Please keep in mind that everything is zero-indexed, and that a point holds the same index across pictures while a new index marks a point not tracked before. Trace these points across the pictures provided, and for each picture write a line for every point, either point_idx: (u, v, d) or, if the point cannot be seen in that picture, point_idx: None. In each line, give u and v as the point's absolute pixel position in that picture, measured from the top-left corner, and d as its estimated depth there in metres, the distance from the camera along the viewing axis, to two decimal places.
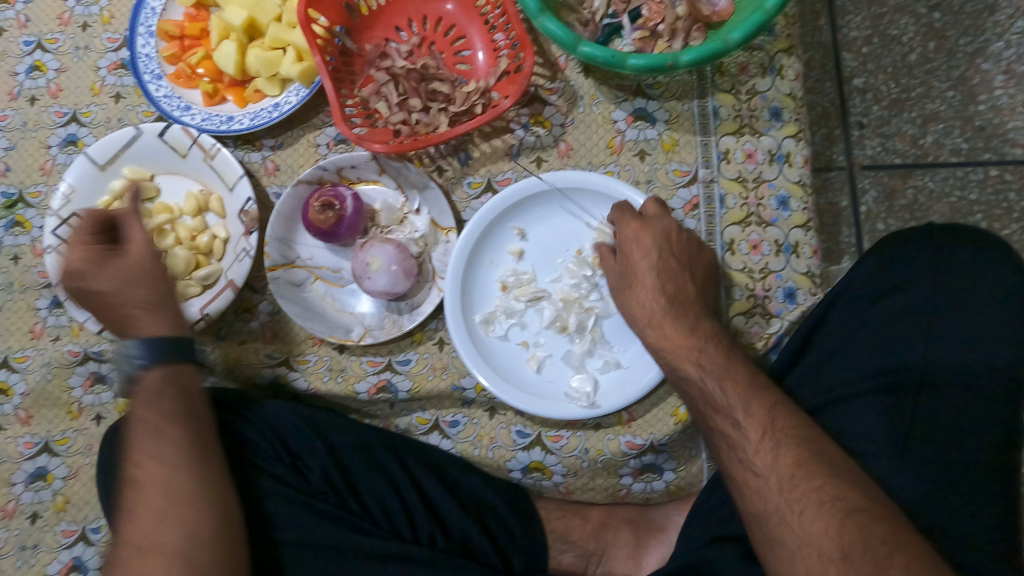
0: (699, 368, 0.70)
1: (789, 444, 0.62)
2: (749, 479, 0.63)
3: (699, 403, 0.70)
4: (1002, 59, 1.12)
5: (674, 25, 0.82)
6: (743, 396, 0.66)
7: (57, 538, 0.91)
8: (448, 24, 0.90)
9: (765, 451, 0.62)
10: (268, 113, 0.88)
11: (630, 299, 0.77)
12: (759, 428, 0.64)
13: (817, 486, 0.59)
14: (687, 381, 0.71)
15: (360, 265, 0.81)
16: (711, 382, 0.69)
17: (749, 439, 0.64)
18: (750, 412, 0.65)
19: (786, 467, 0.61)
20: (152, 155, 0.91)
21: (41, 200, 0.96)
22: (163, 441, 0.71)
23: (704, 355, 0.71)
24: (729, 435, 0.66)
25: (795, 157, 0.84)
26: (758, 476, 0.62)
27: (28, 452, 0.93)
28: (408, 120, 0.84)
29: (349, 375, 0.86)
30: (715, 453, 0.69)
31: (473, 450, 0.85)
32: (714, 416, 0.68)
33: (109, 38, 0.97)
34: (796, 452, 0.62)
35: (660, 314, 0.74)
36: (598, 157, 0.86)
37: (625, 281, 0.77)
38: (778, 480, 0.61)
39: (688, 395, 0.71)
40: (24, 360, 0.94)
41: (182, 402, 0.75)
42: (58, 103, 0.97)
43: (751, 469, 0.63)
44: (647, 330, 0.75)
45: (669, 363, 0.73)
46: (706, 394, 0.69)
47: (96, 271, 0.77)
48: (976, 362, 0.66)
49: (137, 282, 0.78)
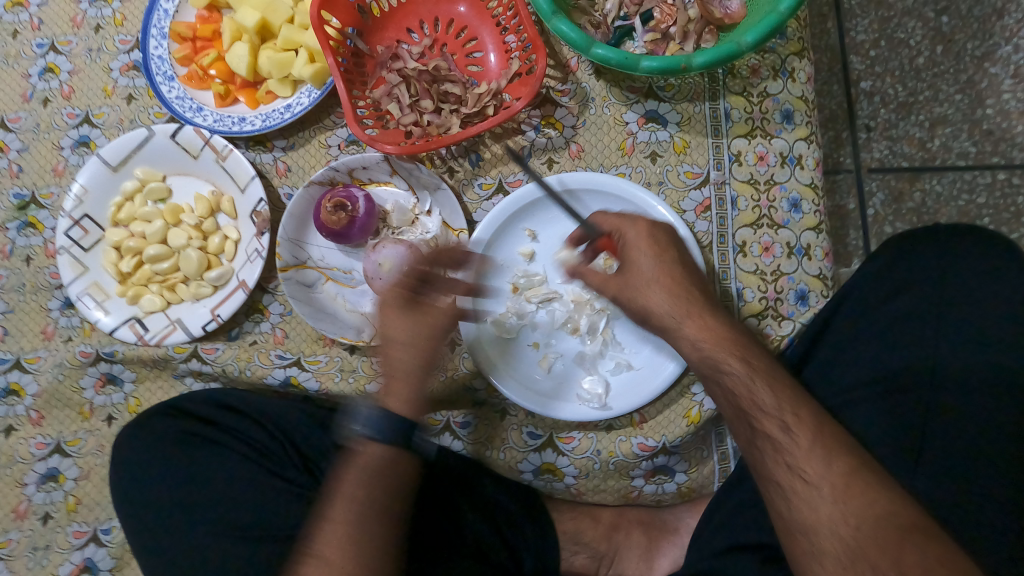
0: (745, 364, 0.63)
1: (841, 453, 0.58)
2: (796, 487, 0.58)
3: (739, 403, 0.63)
4: (1011, 62, 1.11)
5: (686, 27, 0.82)
6: (791, 399, 0.61)
7: (69, 539, 0.92)
8: (460, 26, 0.90)
9: (818, 458, 0.57)
10: (280, 114, 0.88)
11: (658, 292, 0.68)
12: (809, 434, 0.59)
13: (873, 500, 0.55)
14: (730, 377, 0.64)
15: (370, 266, 0.82)
16: (758, 380, 0.62)
17: (799, 445, 0.58)
18: (800, 416, 0.60)
19: (840, 477, 0.56)
20: (164, 156, 0.91)
21: (54, 201, 0.97)
22: (356, 535, 0.65)
23: (748, 352, 0.65)
24: (774, 439, 0.60)
25: (807, 160, 0.84)
26: (810, 485, 0.57)
27: (40, 452, 0.93)
28: (420, 122, 0.84)
29: (360, 376, 0.87)
30: (749, 456, 0.62)
31: (484, 451, 0.84)
32: (756, 417, 0.61)
33: (121, 39, 0.97)
34: (848, 460, 0.57)
35: (689, 308, 0.67)
36: (610, 158, 0.86)
37: (653, 273, 0.69)
38: (833, 491, 0.56)
39: (728, 392, 0.64)
40: (36, 361, 0.94)
41: (399, 488, 0.69)
42: (70, 104, 0.97)
43: (802, 477, 0.57)
44: (680, 324, 0.67)
45: (710, 355, 0.65)
46: (752, 392, 0.62)
47: (394, 318, 0.70)
48: (987, 365, 0.66)
49: (402, 340, 0.70)
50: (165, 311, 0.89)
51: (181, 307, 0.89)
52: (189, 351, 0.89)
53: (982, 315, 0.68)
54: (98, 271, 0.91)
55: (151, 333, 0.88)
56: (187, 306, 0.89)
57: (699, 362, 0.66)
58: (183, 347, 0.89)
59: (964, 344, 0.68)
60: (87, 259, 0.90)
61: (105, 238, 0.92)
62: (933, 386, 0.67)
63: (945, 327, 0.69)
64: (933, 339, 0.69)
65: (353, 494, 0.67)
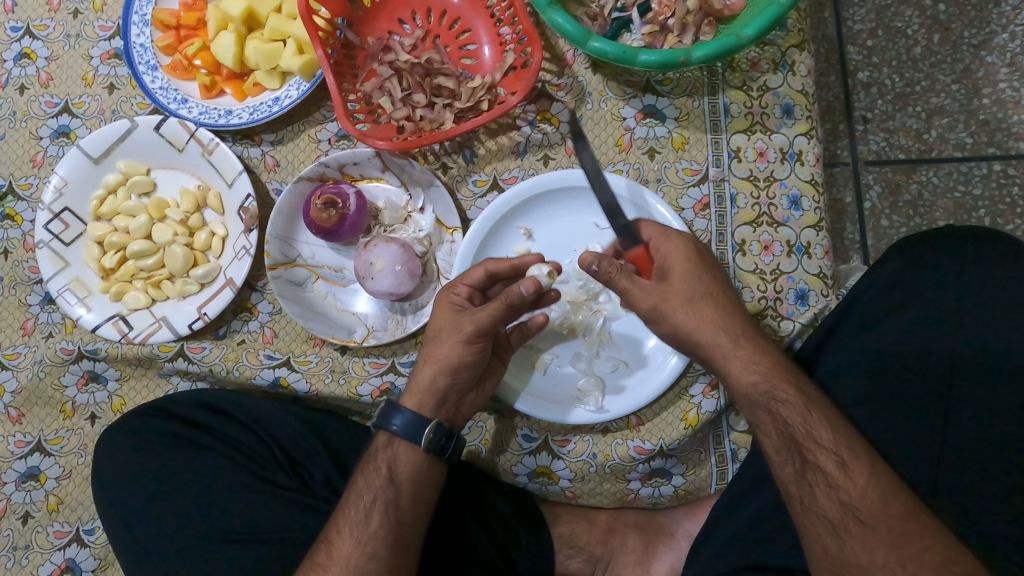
0: (798, 394, 0.62)
1: (895, 493, 0.57)
2: (849, 525, 0.57)
3: (793, 436, 0.61)
4: (1007, 50, 1.10)
5: (685, 19, 0.79)
6: (844, 434, 0.60)
7: (50, 538, 0.90)
8: (453, 17, 0.87)
9: (872, 498, 0.57)
10: (268, 107, 0.85)
11: (707, 309, 0.65)
12: (864, 472, 0.58)
13: (929, 545, 0.53)
14: (785, 408, 0.62)
15: (363, 265, 0.79)
16: (814, 413, 0.61)
17: (854, 482, 0.58)
18: (855, 452, 0.59)
19: (896, 520, 0.55)
20: (147, 148, 0.89)
21: (32, 193, 0.94)
22: (364, 531, 0.68)
23: (800, 383, 0.64)
24: (828, 473, 0.59)
25: (807, 156, 0.83)
26: (865, 525, 0.56)
27: (20, 450, 0.91)
28: (412, 116, 0.82)
29: (351, 377, 0.84)
30: (792, 487, 0.61)
31: (479, 453, 0.84)
32: (811, 449, 0.60)
33: (101, 25, 0.94)
34: (902, 500, 0.57)
35: (742, 330, 0.65)
36: (607, 154, 0.85)
37: (697, 290, 0.65)
38: (889, 533, 0.55)
39: (781, 423, 0.61)
40: (16, 357, 0.91)
41: (404, 485, 0.70)
42: (48, 92, 0.94)
43: (856, 515, 0.57)
44: (734, 345, 0.64)
45: (765, 383, 0.63)
46: (809, 425, 0.60)
47: (437, 316, 0.72)
48: (981, 366, 0.66)
49: (434, 340, 0.71)
50: (151, 309, 0.87)
51: (167, 304, 0.87)
52: (175, 350, 0.87)
53: (983, 315, 0.67)
54: (80, 266, 0.88)
55: (135, 331, 0.86)
56: (173, 303, 0.87)
57: (751, 389, 0.63)
58: (169, 346, 0.87)
59: (964, 345, 0.67)
60: (68, 253, 0.88)
61: (86, 232, 0.89)
62: (927, 386, 0.68)
63: (945, 328, 0.68)
64: (932, 340, 0.68)
65: (359, 491, 0.70)
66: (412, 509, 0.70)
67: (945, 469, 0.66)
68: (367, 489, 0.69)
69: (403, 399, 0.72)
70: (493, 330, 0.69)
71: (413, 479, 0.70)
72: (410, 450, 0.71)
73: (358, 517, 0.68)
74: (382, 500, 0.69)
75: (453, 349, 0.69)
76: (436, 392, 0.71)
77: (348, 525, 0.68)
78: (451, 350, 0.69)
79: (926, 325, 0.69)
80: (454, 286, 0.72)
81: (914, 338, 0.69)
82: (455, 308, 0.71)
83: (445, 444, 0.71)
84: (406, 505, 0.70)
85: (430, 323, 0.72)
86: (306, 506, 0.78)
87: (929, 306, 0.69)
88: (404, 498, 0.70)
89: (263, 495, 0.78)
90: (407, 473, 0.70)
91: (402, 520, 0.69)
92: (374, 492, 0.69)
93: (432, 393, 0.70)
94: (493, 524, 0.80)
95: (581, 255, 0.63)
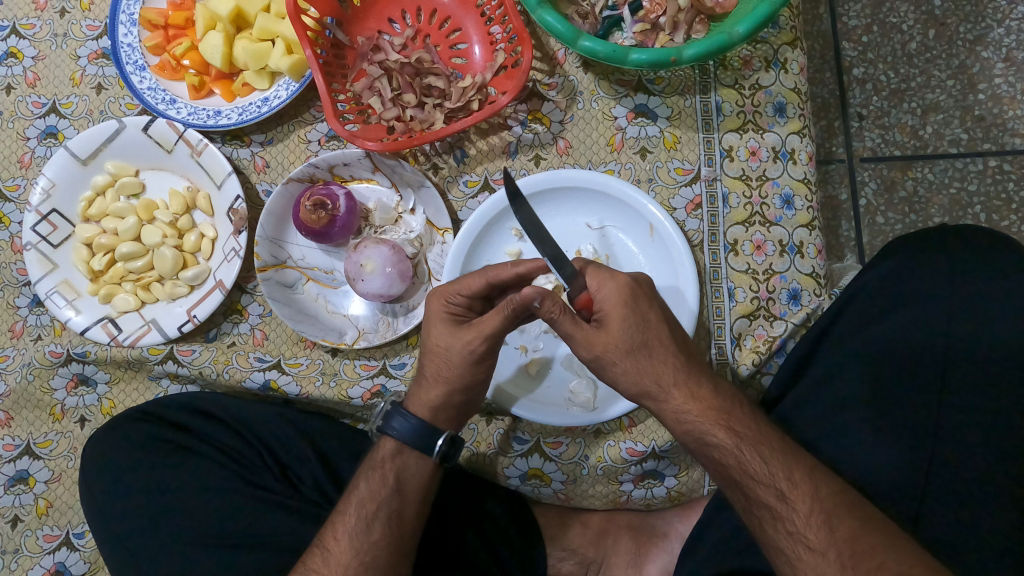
0: (730, 434, 0.60)
1: (842, 514, 0.56)
2: (801, 554, 0.56)
3: (730, 474, 0.60)
4: (1002, 46, 1.10)
5: (676, 17, 0.79)
6: (783, 463, 0.59)
7: (39, 542, 0.89)
8: (443, 16, 0.87)
9: (818, 524, 0.56)
10: (257, 108, 0.85)
11: (642, 359, 0.61)
12: (807, 498, 0.57)
13: (880, 563, 0.52)
14: (717, 449, 0.60)
15: (353, 267, 0.78)
16: (747, 449, 0.60)
17: (797, 511, 0.57)
18: (794, 481, 0.58)
19: (844, 542, 0.54)
20: (135, 149, 0.88)
21: (19, 194, 0.93)
22: (364, 540, 0.67)
23: (734, 418, 0.61)
24: (772, 508, 0.58)
25: (800, 154, 0.83)
26: (816, 552, 0.55)
27: (9, 454, 0.90)
28: (403, 117, 0.82)
29: (342, 379, 0.83)
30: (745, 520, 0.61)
31: (470, 455, 0.83)
32: (750, 485, 0.59)
33: (89, 25, 0.93)
34: (850, 522, 0.55)
35: (675, 376, 0.61)
36: (599, 154, 0.84)
37: (636, 340, 0.60)
38: (840, 557, 0.54)
39: (717, 464, 0.61)
40: (4, 360, 0.90)
41: (409, 497, 0.70)
42: (35, 92, 0.93)
43: (805, 544, 0.56)
44: (664, 396, 0.61)
45: (696, 428, 0.61)
46: (742, 463, 0.59)
47: (436, 331, 0.69)
48: (976, 367, 0.66)
49: (434, 356, 0.69)
50: (140, 311, 0.86)
51: (156, 307, 0.87)
52: (164, 353, 0.86)
53: (975, 316, 0.67)
54: (68, 268, 0.87)
55: (125, 333, 0.85)
56: (163, 306, 0.87)
57: (685, 436, 0.62)
58: (158, 348, 0.86)
59: (957, 345, 0.67)
60: (57, 255, 0.87)
61: (75, 234, 0.88)
62: (920, 387, 0.67)
63: (935, 329, 0.68)
64: (922, 340, 0.68)
65: (362, 498, 0.69)
66: (413, 521, 0.71)
67: (939, 470, 0.65)
68: (372, 496, 0.68)
69: (409, 396, 0.72)
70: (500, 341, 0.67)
71: (419, 491, 0.71)
72: (419, 461, 0.71)
73: (358, 525, 0.68)
74: (385, 510, 0.68)
75: (464, 370, 0.68)
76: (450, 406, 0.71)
77: (346, 532, 0.67)
78: (463, 370, 0.68)
79: (917, 325, 0.69)
80: (448, 293, 0.69)
81: (905, 338, 0.69)
82: (451, 320, 0.69)
83: (448, 452, 0.71)
84: (409, 517, 0.70)
85: (428, 335, 0.69)
86: (296, 510, 0.77)
87: (922, 306, 0.69)
88: (408, 509, 0.70)
89: (251, 500, 0.77)
90: (412, 489, 0.71)
91: (404, 531, 0.69)
92: (379, 501, 0.69)
93: (448, 408, 0.70)
94: (488, 531, 0.80)
95: (523, 290, 0.59)
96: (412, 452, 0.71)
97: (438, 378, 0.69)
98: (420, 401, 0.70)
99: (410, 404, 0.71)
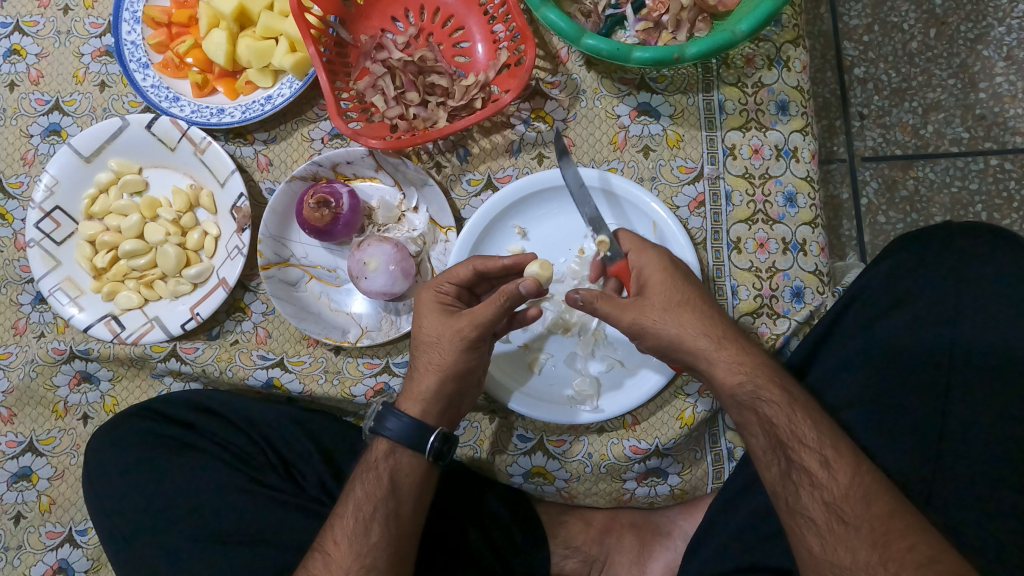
0: (783, 393, 0.62)
1: (879, 493, 0.57)
2: (833, 525, 0.56)
3: (777, 435, 0.60)
4: (1003, 45, 1.10)
5: (679, 16, 0.78)
6: (831, 433, 0.60)
7: (42, 539, 0.89)
8: (446, 15, 0.87)
9: (855, 497, 0.56)
10: (260, 106, 0.85)
11: (686, 314, 0.64)
12: (848, 471, 0.58)
13: (912, 544, 0.53)
14: (769, 407, 0.61)
15: (356, 265, 0.79)
16: (798, 411, 0.61)
17: (838, 481, 0.57)
18: (839, 451, 0.59)
19: (879, 519, 0.55)
20: (139, 147, 0.88)
21: (23, 191, 0.93)
22: (363, 544, 0.67)
23: (784, 381, 0.63)
24: (812, 474, 0.58)
25: (803, 152, 0.82)
26: (848, 526, 0.56)
27: (12, 451, 0.90)
28: (406, 115, 0.82)
29: (345, 377, 0.84)
30: (776, 487, 0.61)
31: (474, 454, 0.84)
32: (795, 449, 0.59)
33: (92, 22, 0.93)
34: (887, 500, 0.56)
35: (723, 331, 0.64)
36: (602, 153, 0.84)
37: (676, 296, 0.65)
38: (872, 533, 0.54)
39: (767, 423, 0.61)
40: (7, 357, 0.90)
41: (405, 495, 0.70)
42: (38, 89, 0.93)
43: (839, 516, 0.56)
44: (717, 347, 0.63)
45: (750, 382, 0.62)
46: (793, 424, 0.60)
47: (427, 319, 0.70)
48: (978, 364, 0.66)
49: (426, 345, 0.70)
50: (143, 309, 0.86)
51: (159, 305, 0.87)
52: (167, 350, 0.86)
53: (977, 315, 0.67)
54: (72, 265, 0.87)
55: (128, 331, 0.85)
56: (165, 304, 0.87)
57: (737, 389, 0.62)
58: (162, 346, 0.86)
59: (961, 345, 0.67)
60: (60, 253, 0.87)
61: (78, 231, 0.88)
62: (922, 385, 0.67)
63: (938, 327, 0.68)
64: (924, 338, 0.68)
65: (359, 501, 0.69)
66: (412, 518, 0.71)
67: (942, 465, 0.66)
68: (369, 499, 0.68)
69: (402, 396, 0.72)
70: (490, 328, 0.68)
71: (415, 490, 0.71)
72: (413, 458, 0.71)
73: (356, 528, 0.68)
74: (382, 511, 0.68)
75: (456, 355, 0.69)
76: (442, 399, 0.71)
77: (345, 537, 0.67)
78: (456, 357, 0.69)
79: (918, 323, 0.69)
80: (438, 281, 0.72)
81: (907, 336, 0.69)
82: (441, 309, 0.71)
83: (442, 449, 0.71)
84: (406, 515, 0.70)
85: (419, 326, 0.71)
86: (299, 506, 0.78)
87: (925, 303, 0.69)
88: (405, 508, 0.70)
89: (254, 497, 0.77)
90: (408, 490, 0.70)
91: (403, 530, 0.69)
92: (375, 503, 0.68)
93: (439, 400, 0.71)
94: (492, 531, 0.80)
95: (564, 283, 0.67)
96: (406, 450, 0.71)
97: (433, 366, 0.69)
98: (416, 394, 0.71)
99: (403, 399, 0.72)
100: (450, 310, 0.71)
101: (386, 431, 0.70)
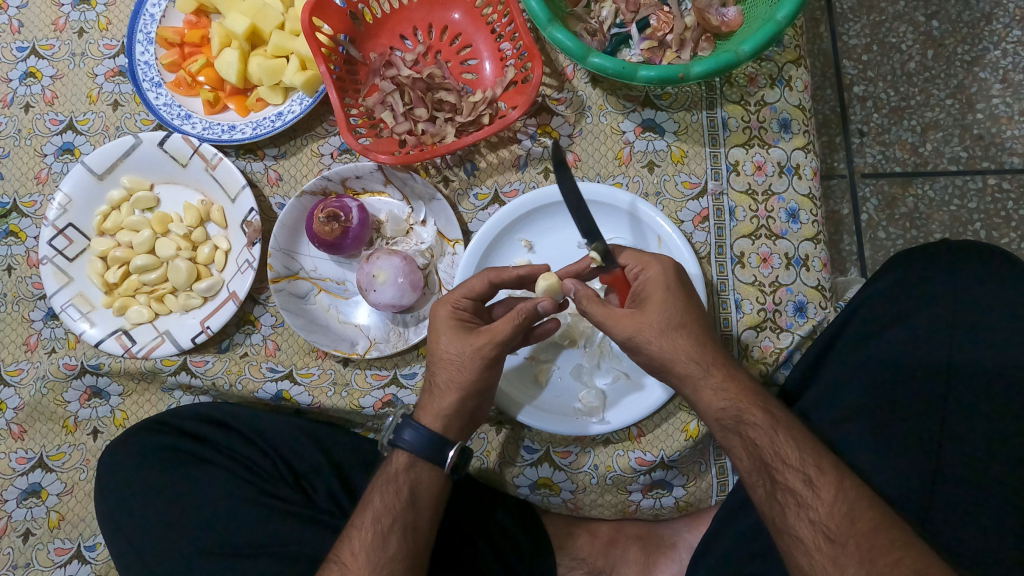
0: (767, 416, 0.63)
1: (863, 509, 0.58)
2: (821, 544, 0.57)
3: (761, 458, 0.62)
4: (999, 67, 1.12)
5: (683, 35, 0.81)
6: (813, 452, 0.62)
7: (51, 556, 0.89)
8: (453, 33, 0.89)
9: (840, 514, 0.57)
10: (271, 122, 0.86)
11: (679, 339, 0.64)
12: (833, 488, 0.59)
13: (898, 559, 0.54)
14: (753, 429, 0.63)
15: (365, 278, 0.80)
16: (781, 432, 0.62)
17: (822, 500, 0.59)
18: (823, 469, 0.60)
19: (865, 535, 0.56)
20: (151, 165, 0.89)
21: (36, 210, 0.95)
22: (381, 556, 0.67)
23: (768, 404, 0.64)
24: (798, 493, 0.59)
25: (805, 169, 0.84)
26: (835, 543, 0.57)
27: (22, 467, 0.91)
28: (414, 130, 0.83)
29: (353, 389, 0.84)
30: (761, 506, 0.62)
31: (480, 465, 0.84)
32: (780, 470, 0.61)
33: (106, 44, 0.95)
34: (871, 517, 0.57)
35: (713, 358, 0.65)
36: (607, 167, 0.86)
37: (674, 319, 0.64)
38: (858, 549, 0.55)
39: (750, 445, 0.62)
40: (19, 373, 0.91)
41: (423, 508, 0.71)
42: (53, 110, 0.95)
43: (826, 534, 0.57)
44: (705, 373, 0.64)
45: (734, 408, 0.63)
46: (777, 446, 0.62)
47: (445, 336, 0.70)
48: (982, 381, 0.66)
49: (444, 363, 0.70)
50: (153, 323, 0.87)
51: (169, 319, 0.87)
52: (177, 364, 0.87)
53: (982, 332, 0.67)
54: (84, 281, 0.88)
55: (139, 345, 0.86)
56: (176, 317, 0.88)
57: (721, 414, 0.64)
58: (172, 359, 0.87)
59: (965, 361, 0.67)
60: (72, 269, 0.88)
61: (90, 247, 0.89)
62: (926, 400, 0.68)
63: (943, 341, 0.68)
64: (929, 353, 0.68)
65: (377, 513, 0.69)
66: (428, 530, 0.71)
67: (946, 480, 0.66)
68: (388, 511, 0.69)
69: (419, 412, 0.72)
70: (510, 343, 0.68)
71: (431, 501, 0.71)
72: (433, 472, 0.72)
73: (374, 540, 0.68)
74: (401, 523, 0.69)
75: (477, 373, 0.69)
76: (462, 414, 0.72)
77: (362, 548, 0.67)
78: (476, 374, 0.69)
79: (923, 338, 0.69)
80: (452, 298, 0.72)
81: (911, 350, 0.69)
82: (458, 325, 0.70)
83: (458, 463, 0.71)
84: (423, 527, 0.70)
85: (437, 343, 0.70)
86: (307, 519, 0.78)
87: (928, 319, 0.69)
88: (422, 520, 0.70)
89: (262, 510, 0.78)
90: (426, 504, 0.71)
91: (418, 542, 0.70)
92: (394, 515, 0.69)
93: (460, 415, 0.71)
94: (500, 542, 0.81)
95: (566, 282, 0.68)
96: (427, 466, 0.71)
97: (453, 384, 0.69)
98: (436, 412, 0.71)
99: (421, 416, 0.72)
100: (468, 326, 0.71)
101: (401, 443, 0.71)
